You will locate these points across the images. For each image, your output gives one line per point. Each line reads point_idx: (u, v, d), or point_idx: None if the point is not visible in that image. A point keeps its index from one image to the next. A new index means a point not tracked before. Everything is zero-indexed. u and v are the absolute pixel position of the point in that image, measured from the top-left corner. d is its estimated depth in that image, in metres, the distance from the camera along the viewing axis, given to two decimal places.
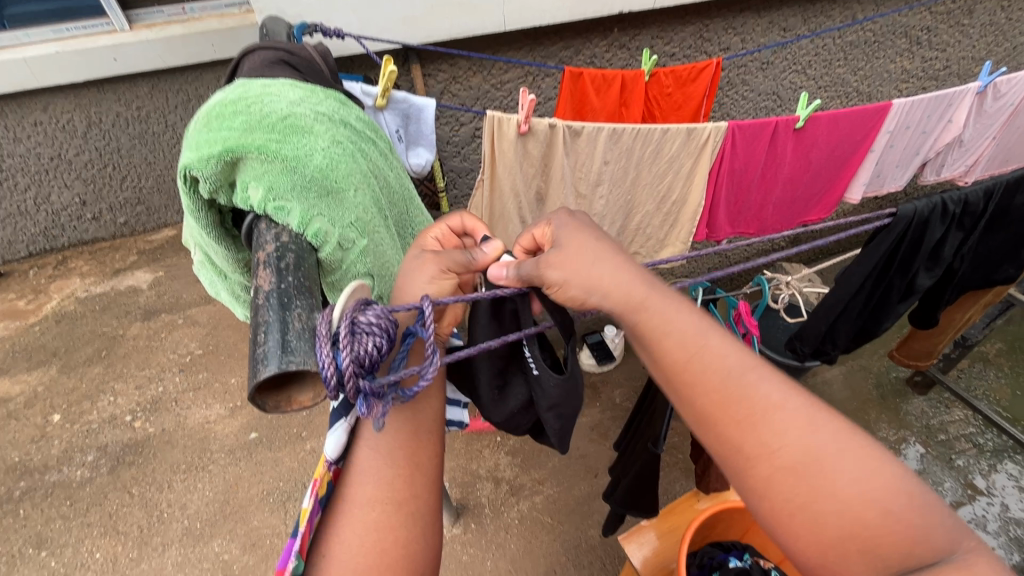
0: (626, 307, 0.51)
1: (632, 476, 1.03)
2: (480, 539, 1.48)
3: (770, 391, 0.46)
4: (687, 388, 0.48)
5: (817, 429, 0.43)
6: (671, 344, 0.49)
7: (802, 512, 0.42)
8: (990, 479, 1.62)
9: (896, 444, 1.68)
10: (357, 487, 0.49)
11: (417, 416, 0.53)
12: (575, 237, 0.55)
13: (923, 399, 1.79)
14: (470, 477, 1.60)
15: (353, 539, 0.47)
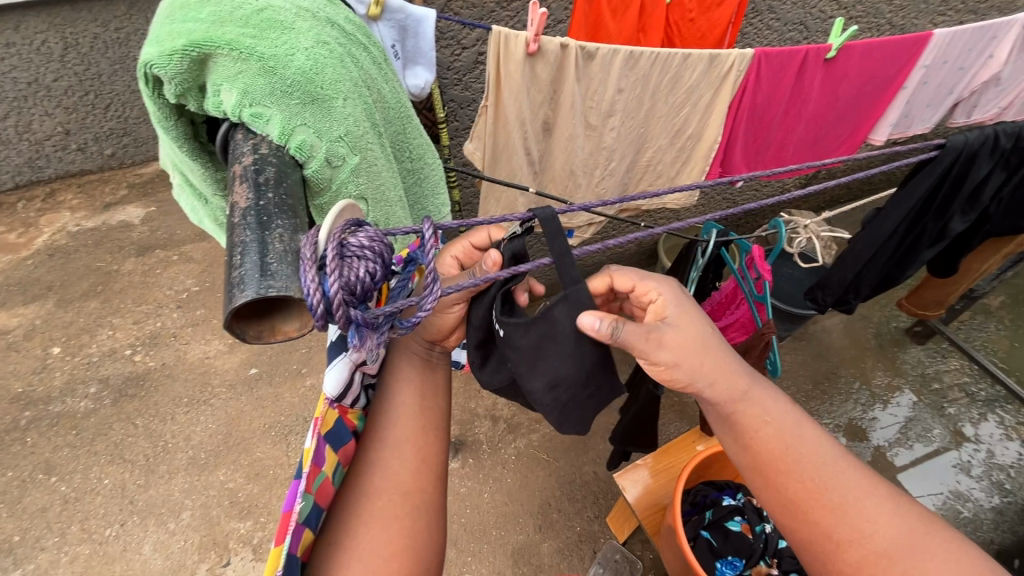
0: (732, 397, 0.53)
1: (633, 416, 1.04)
2: (478, 473, 1.52)
3: (853, 480, 0.51)
4: (781, 477, 0.51)
5: (914, 532, 0.48)
6: (768, 435, 0.52)
7: None
8: (979, 427, 1.65)
9: (889, 392, 1.71)
10: (366, 474, 0.52)
11: (425, 413, 0.56)
12: (691, 322, 0.55)
13: (920, 349, 1.80)
14: (468, 416, 1.62)
15: (361, 525, 0.50)
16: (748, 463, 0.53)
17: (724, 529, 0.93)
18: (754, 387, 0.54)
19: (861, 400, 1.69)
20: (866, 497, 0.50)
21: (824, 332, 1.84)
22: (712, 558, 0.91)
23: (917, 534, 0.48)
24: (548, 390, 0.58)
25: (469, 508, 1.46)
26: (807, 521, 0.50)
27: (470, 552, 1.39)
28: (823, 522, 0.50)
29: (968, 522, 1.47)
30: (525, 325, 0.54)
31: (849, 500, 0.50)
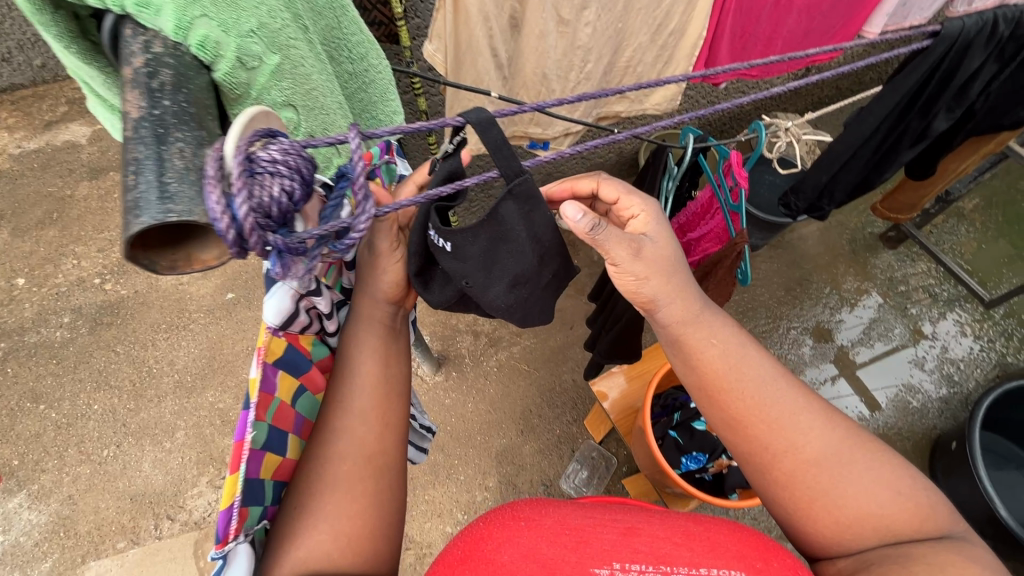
0: (685, 320, 0.60)
1: (614, 333, 1.05)
2: (462, 384, 1.58)
3: (792, 400, 0.56)
4: (725, 393, 0.57)
5: (845, 443, 0.54)
6: (715, 357, 0.58)
7: (824, 498, 0.52)
8: (937, 325, 1.73)
9: (856, 295, 1.77)
10: (329, 439, 0.54)
11: (388, 381, 0.59)
12: (664, 235, 0.62)
13: (891, 253, 1.83)
14: (450, 331, 1.65)
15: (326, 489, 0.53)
16: (695, 385, 0.60)
17: (690, 431, 0.99)
18: (705, 312, 0.61)
19: (829, 304, 1.76)
20: (799, 412, 0.56)
21: (799, 240, 1.86)
22: (678, 456, 0.98)
23: (843, 444, 0.54)
24: (511, 289, 0.59)
25: (454, 417, 1.53)
26: (743, 435, 0.56)
27: (457, 455, 1.48)
28: (761, 436, 0.55)
29: (915, 410, 1.59)
30: (472, 233, 0.54)
31: (783, 415, 0.55)
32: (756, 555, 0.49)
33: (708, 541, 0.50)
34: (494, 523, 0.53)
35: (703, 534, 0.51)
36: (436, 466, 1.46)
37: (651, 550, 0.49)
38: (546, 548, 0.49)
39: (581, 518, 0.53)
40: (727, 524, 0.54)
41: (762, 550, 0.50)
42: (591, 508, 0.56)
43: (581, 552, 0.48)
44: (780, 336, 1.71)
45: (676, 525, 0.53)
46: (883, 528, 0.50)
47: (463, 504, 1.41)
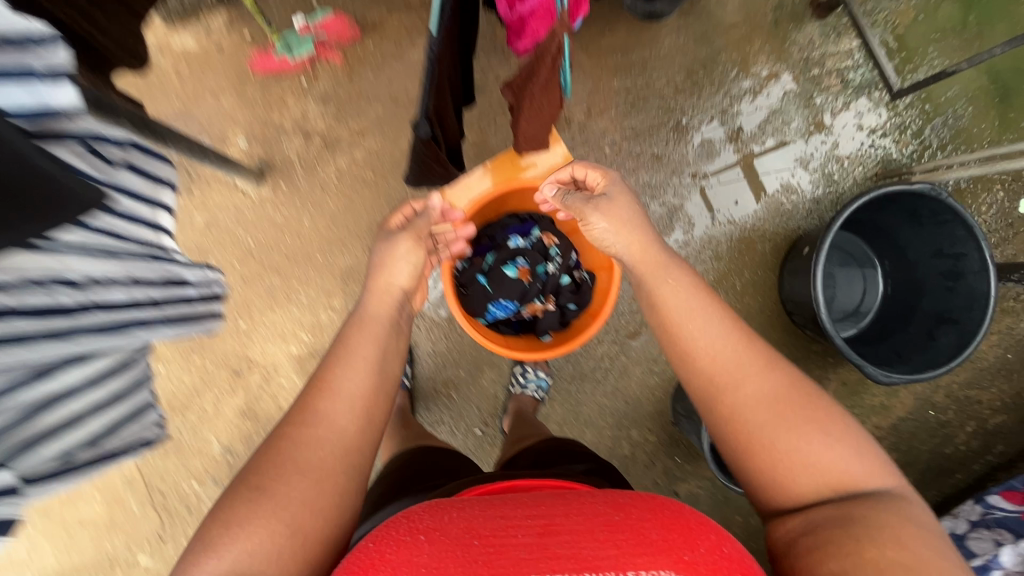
0: (648, 266, 0.82)
1: (415, 163, 0.75)
2: (294, 198, 1.35)
3: (741, 346, 0.72)
4: (680, 330, 0.75)
5: (791, 394, 0.68)
6: (673, 301, 0.77)
7: (765, 441, 0.66)
8: (836, 118, 1.55)
9: (764, 81, 1.54)
10: (321, 419, 0.66)
11: (375, 392, 0.72)
12: (625, 197, 0.88)
13: (817, 26, 1.54)
14: (272, 131, 1.35)
15: (319, 450, 0.64)
16: (658, 324, 0.78)
17: (502, 280, 0.98)
18: (667, 262, 0.82)
19: (731, 92, 1.54)
20: (747, 365, 0.71)
21: (717, 5, 1.51)
22: (488, 305, 0.99)
23: (785, 396, 0.68)
24: None
25: (289, 237, 1.34)
26: (695, 370, 0.73)
27: (296, 277, 1.34)
28: (712, 371, 0.71)
29: (784, 213, 1.54)
30: None
31: (731, 359, 0.71)
32: (680, 541, 0.47)
33: (637, 533, 0.47)
34: (385, 541, 0.49)
35: (626, 524, 0.48)
36: (274, 288, 1.34)
37: (573, 553, 0.45)
38: (452, 567, 0.45)
39: (497, 524, 0.50)
40: (649, 502, 0.52)
41: (681, 530, 0.48)
42: (502, 505, 0.54)
43: (493, 567, 0.45)
44: (667, 131, 1.52)
45: (602, 515, 0.50)
46: (812, 474, 0.63)
47: (307, 325, 1.35)
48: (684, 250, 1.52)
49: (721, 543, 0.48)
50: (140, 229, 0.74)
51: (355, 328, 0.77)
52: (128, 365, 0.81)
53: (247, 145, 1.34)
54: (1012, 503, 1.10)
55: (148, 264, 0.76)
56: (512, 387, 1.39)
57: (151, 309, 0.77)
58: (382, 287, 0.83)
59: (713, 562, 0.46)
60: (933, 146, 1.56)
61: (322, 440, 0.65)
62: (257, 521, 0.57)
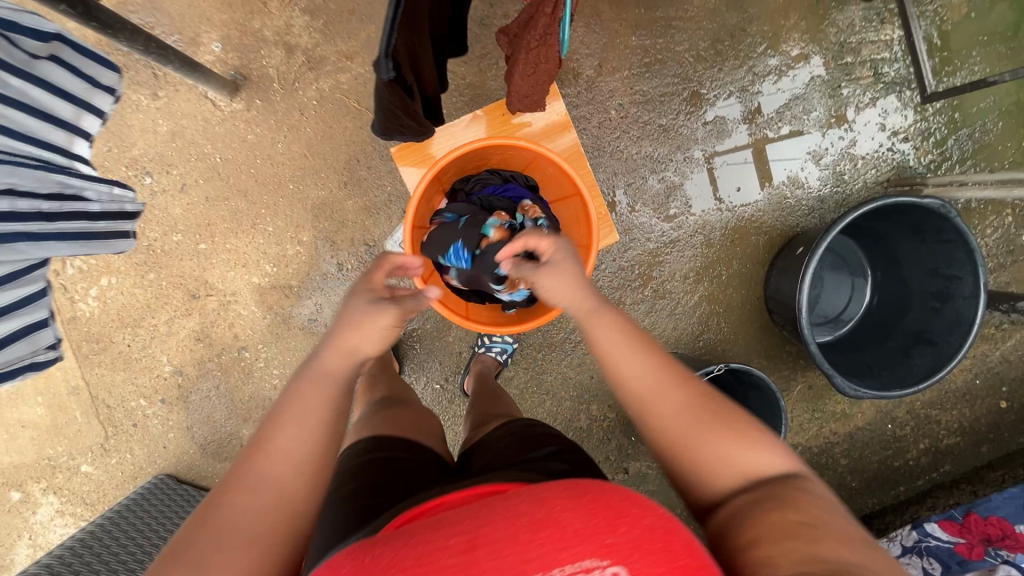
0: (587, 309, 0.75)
1: (379, 110, 0.66)
2: (269, 119, 1.24)
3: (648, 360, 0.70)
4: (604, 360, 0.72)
5: (705, 399, 0.67)
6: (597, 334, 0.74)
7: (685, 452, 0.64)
8: (860, 114, 1.45)
9: (792, 62, 1.43)
10: (258, 476, 0.57)
11: (323, 441, 0.62)
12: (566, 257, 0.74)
13: (861, 8, 1.42)
14: (251, 41, 1.22)
15: (257, 523, 0.55)
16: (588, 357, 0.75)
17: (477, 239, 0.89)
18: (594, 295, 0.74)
19: (755, 68, 1.43)
20: (667, 383, 0.68)
21: None
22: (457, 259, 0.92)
23: (696, 400, 0.66)
24: None
25: (260, 159, 1.25)
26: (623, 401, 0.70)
27: (263, 204, 1.27)
28: (634, 397, 0.69)
29: (786, 208, 1.47)
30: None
31: (648, 378, 0.68)
32: (603, 524, 0.37)
33: (555, 530, 0.36)
34: None
35: (548, 519, 0.37)
36: (238, 213, 1.26)
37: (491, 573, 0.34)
38: None
39: (407, 550, 0.36)
40: (565, 486, 0.41)
41: (601, 509, 0.38)
42: (414, 529, 0.39)
43: None
44: (680, 101, 1.42)
45: (509, 513, 0.38)
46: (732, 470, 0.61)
47: (271, 257, 1.28)
48: (676, 232, 1.46)
49: (644, 514, 0.39)
50: (42, 125, 0.62)
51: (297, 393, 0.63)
52: (12, 283, 0.64)
53: (221, 51, 1.22)
54: (947, 532, 1.11)
55: (34, 172, 0.61)
56: (477, 347, 1.37)
57: (37, 222, 0.61)
58: (344, 347, 0.67)
59: (638, 538, 0.37)
60: (952, 158, 1.47)
61: (240, 522, 0.54)
62: None
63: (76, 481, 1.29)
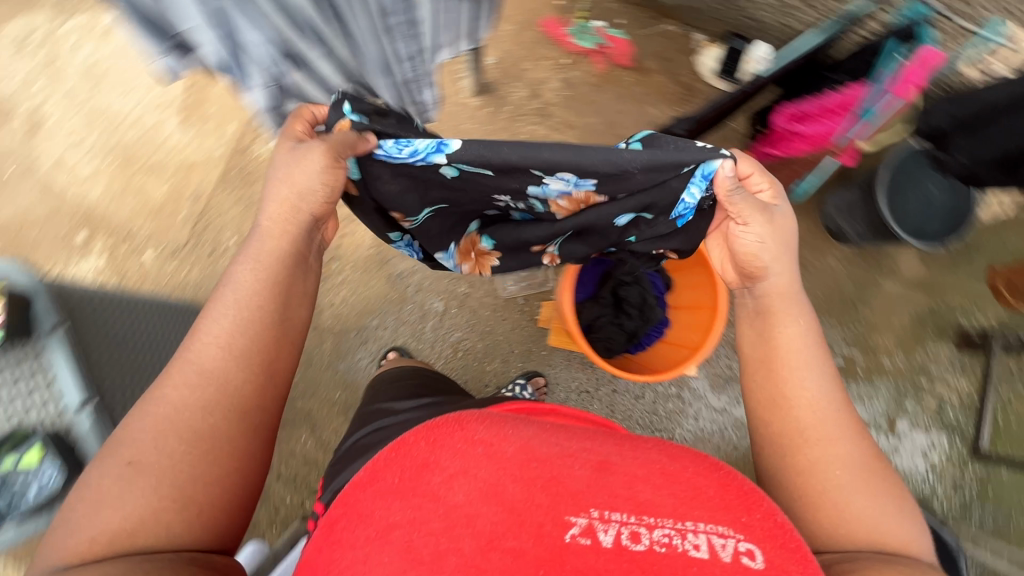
0: (781, 295, 0.84)
1: None
2: (486, 124, 1.52)
3: (825, 395, 0.77)
4: (780, 374, 0.80)
5: (874, 461, 0.74)
6: (789, 346, 0.81)
7: (828, 488, 0.71)
8: (910, 429, 1.58)
9: (876, 352, 1.61)
10: (200, 360, 0.70)
11: (258, 305, 0.74)
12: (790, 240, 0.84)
13: (952, 352, 1.60)
14: (513, 72, 1.53)
15: (212, 416, 0.67)
16: (765, 358, 0.82)
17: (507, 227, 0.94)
18: (805, 316, 0.84)
19: (847, 336, 1.61)
20: (840, 428, 0.75)
21: (887, 272, 1.63)
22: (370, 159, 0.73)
23: (863, 460, 0.74)
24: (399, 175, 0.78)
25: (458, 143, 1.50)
26: (786, 416, 0.78)
27: None
28: (801, 426, 0.76)
29: None
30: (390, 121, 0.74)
31: (829, 417, 0.76)
32: (736, 504, 0.55)
33: (692, 489, 0.56)
34: (442, 447, 0.58)
35: (682, 478, 0.57)
36: None
37: (630, 496, 0.54)
38: (513, 484, 0.54)
39: (551, 451, 0.58)
40: (702, 461, 0.60)
41: (742, 499, 0.56)
42: (551, 437, 0.61)
43: (553, 495, 0.53)
44: None
45: (649, 464, 0.58)
46: (872, 534, 0.68)
47: None
48: (719, 418, 1.49)
49: (774, 511, 0.56)
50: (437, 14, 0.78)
51: (232, 284, 0.75)
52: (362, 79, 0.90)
53: (491, 64, 1.53)
54: None
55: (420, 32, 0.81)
56: (503, 389, 1.42)
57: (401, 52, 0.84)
58: (286, 206, 0.77)
59: (767, 525, 0.54)
60: (971, 523, 1.54)
61: (173, 419, 0.66)
62: (138, 494, 0.61)
63: (130, 262, 1.37)
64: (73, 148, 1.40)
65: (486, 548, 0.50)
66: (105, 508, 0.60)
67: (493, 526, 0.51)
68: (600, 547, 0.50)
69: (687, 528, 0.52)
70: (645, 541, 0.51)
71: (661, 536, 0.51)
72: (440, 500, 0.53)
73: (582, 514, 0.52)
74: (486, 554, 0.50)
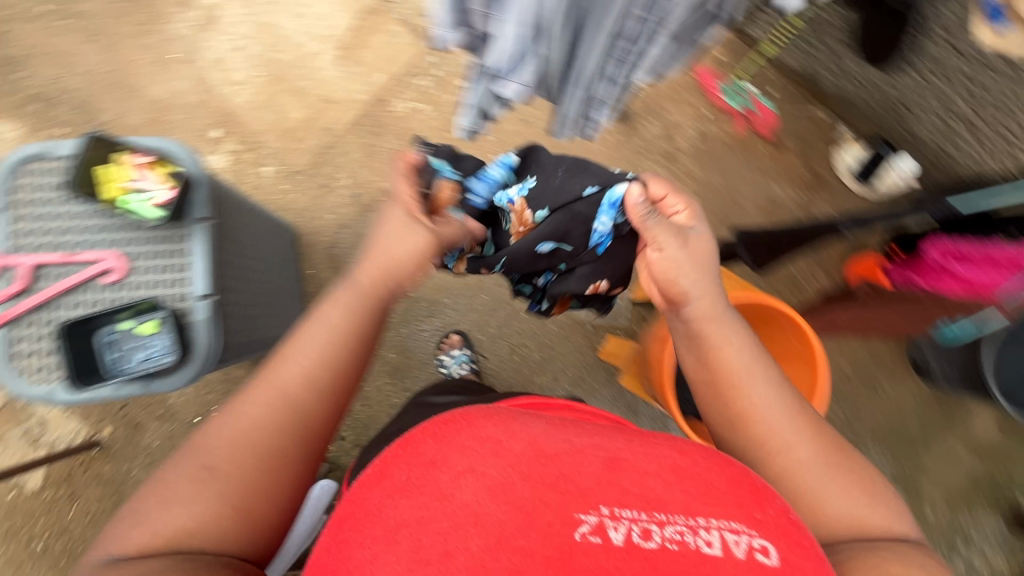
0: (708, 318, 0.75)
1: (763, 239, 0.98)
2: (612, 149, 1.52)
3: (768, 402, 0.69)
4: (727, 396, 0.70)
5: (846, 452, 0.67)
6: (725, 364, 0.72)
7: (799, 486, 0.64)
8: None
9: (921, 500, 1.54)
10: (271, 383, 0.66)
11: (340, 340, 0.70)
12: (705, 248, 0.79)
13: (1000, 526, 1.52)
14: (654, 109, 1.54)
15: (278, 441, 0.63)
16: (709, 381, 0.73)
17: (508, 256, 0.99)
18: (729, 319, 0.75)
19: (896, 474, 1.55)
20: (798, 430, 0.67)
21: (958, 423, 1.56)
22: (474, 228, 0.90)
23: (825, 453, 0.66)
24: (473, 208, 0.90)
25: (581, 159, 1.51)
26: (745, 433, 0.69)
27: None
28: (763, 434, 0.67)
29: None
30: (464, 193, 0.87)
31: (778, 421, 0.67)
32: (750, 501, 0.48)
33: (701, 486, 0.48)
34: (445, 442, 0.50)
35: (691, 473, 0.50)
36: None
37: (641, 492, 0.46)
38: (522, 482, 0.46)
39: (556, 446, 0.50)
40: (713, 458, 0.53)
41: (751, 494, 0.49)
42: (550, 431, 0.53)
43: (554, 490, 0.45)
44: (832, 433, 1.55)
45: (655, 463, 0.50)
46: (853, 526, 0.62)
47: None
48: None
49: (788, 510, 0.49)
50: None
51: (320, 321, 0.71)
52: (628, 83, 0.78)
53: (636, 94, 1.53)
54: None
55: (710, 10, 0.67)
56: None
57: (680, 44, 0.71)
58: (383, 255, 0.77)
59: (781, 524, 0.47)
60: None
61: (248, 433, 0.63)
62: (200, 505, 0.58)
63: (250, 171, 1.44)
64: (234, 52, 1.47)
65: (496, 548, 0.42)
66: (173, 506, 0.58)
67: (501, 525, 0.43)
68: (612, 546, 0.42)
69: (700, 524, 0.44)
70: (660, 538, 0.43)
71: (673, 534, 0.43)
72: (450, 499, 0.45)
73: (591, 513, 0.44)
74: (495, 556, 0.41)
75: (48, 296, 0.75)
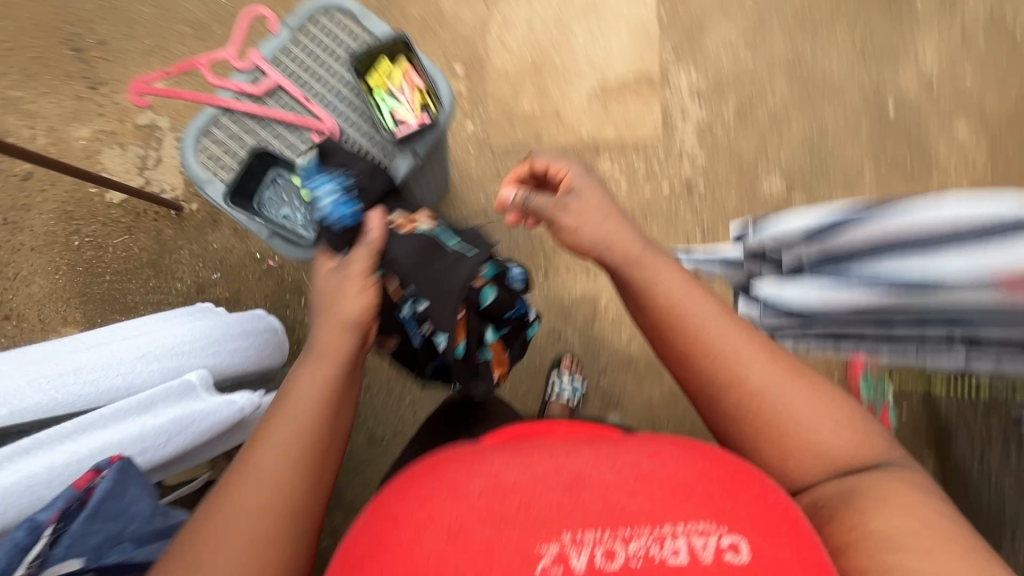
0: (625, 262, 0.72)
1: None
2: None
3: (714, 333, 0.65)
4: (667, 331, 0.68)
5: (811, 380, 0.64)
6: (658, 302, 0.69)
7: (769, 418, 0.62)
8: None
9: None
10: (253, 457, 0.61)
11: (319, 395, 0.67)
12: (600, 203, 0.77)
13: None
14: None
15: (266, 523, 0.57)
16: (647, 328, 0.71)
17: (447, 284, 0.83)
18: (647, 255, 0.72)
19: None
20: (748, 358, 0.64)
21: None
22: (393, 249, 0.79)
23: (779, 379, 0.63)
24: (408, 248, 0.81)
25: None
26: (692, 370, 0.66)
27: None
28: (705, 365, 0.65)
29: None
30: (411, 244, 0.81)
31: (732, 353, 0.64)
32: (718, 496, 0.47)
33: (664, 486, 0.47)
34: (409, 498, 0.48)
35: (657, 476, 0.48)
36: None
37: (607, 506, 0.45)
38: (478, 521, 0.44)
39: (514, 474, 0.48)
40: (676, 447, 0.52)
41: (726, 486, 0.48)
42: (512, 454, 0.51)
43: (512, 524, 0.44)
44: None
45: (606, 477, 0.48)
46: (820, 456, 0.60)
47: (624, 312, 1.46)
48: None
49: (767, 494, 0.49)
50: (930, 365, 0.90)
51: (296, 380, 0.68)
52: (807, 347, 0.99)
53: None
54: None
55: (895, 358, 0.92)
56: None
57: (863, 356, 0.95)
58: (336, 320, 0.72)
59: (759, 511, 0.46)
60: None
61: (252, 528, 0.56)
62: None
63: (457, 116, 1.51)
64: (522, 24, 1.55)
65: None
66: None
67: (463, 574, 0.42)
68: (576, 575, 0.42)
69: (671, 533, 0.44)
70: (621, 559, 0.43)
71: (638, 550, 0.43)
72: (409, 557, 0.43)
73: (551, 542, 0.43)
74: None
75: (267, 113, 0.92)
